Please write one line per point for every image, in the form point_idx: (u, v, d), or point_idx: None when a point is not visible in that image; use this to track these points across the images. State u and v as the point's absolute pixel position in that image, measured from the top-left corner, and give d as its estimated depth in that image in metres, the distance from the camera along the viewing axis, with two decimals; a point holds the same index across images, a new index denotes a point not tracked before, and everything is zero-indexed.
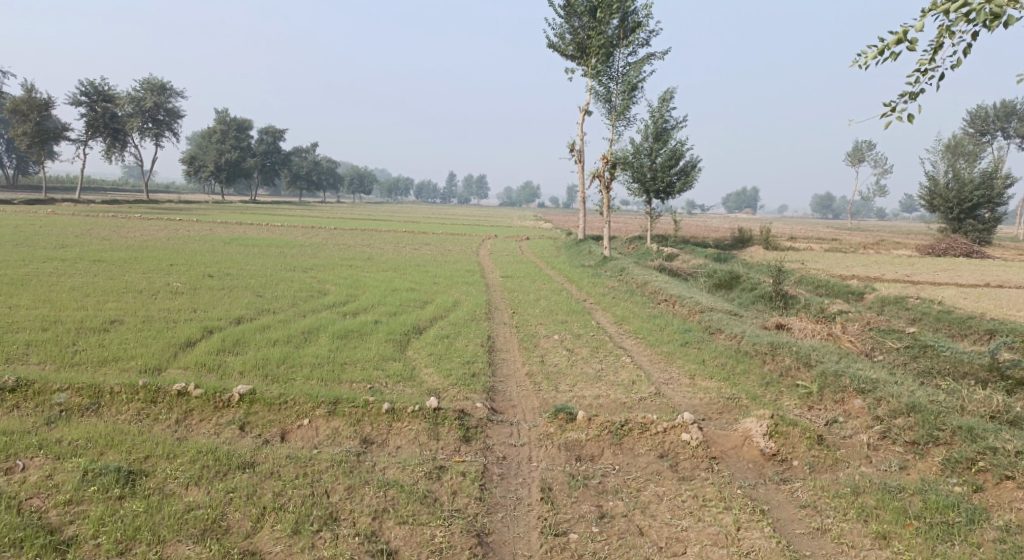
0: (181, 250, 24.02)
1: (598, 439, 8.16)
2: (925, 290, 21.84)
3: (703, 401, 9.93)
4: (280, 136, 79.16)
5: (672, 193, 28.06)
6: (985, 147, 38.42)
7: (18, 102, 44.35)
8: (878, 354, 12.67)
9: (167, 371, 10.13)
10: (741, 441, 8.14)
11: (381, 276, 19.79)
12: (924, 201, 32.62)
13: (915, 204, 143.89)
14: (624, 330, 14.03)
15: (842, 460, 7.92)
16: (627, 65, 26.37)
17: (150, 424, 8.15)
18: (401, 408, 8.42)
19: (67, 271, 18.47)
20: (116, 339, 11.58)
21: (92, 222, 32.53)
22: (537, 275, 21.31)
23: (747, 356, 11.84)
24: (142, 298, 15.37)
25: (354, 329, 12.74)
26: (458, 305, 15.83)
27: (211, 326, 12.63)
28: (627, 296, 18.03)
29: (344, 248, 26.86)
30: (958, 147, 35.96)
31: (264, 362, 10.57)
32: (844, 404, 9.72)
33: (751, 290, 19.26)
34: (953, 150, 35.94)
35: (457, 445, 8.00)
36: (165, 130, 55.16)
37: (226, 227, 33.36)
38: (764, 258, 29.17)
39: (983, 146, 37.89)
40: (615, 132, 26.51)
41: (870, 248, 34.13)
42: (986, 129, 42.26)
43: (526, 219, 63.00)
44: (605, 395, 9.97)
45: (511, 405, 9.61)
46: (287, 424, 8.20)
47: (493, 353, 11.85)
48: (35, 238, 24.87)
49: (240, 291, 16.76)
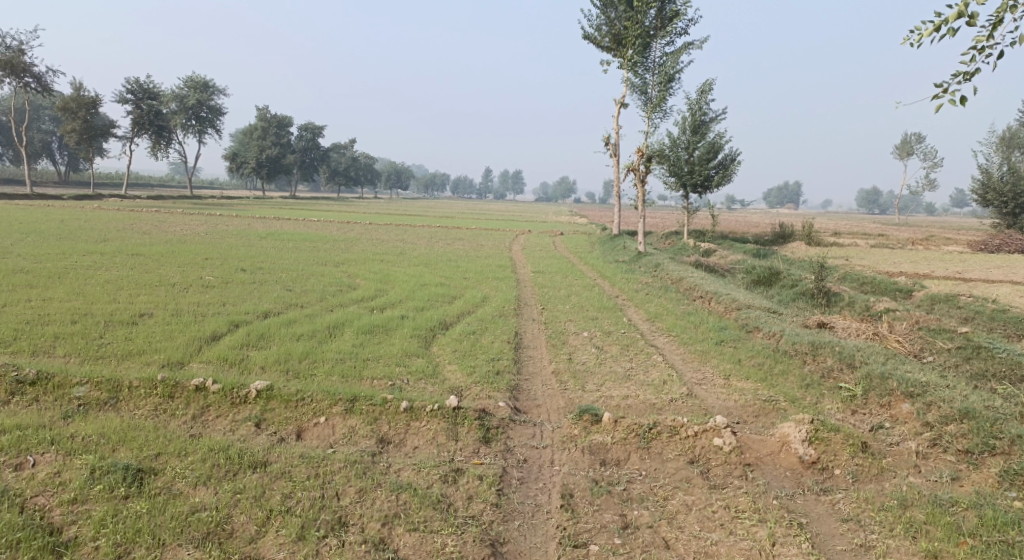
0: (218, 244, 24.16)
1: (624, 443, 7.76)
2: (977, 288, 20.90)
3: (738, 403, 9.46)
4: (319, 133, 79.72)
5: (709, 187, 27.36)
6: None
7: (68, 100, 45.17)
8: (927, 355, 12.03)
9: (189, 365, 10.00)
10: (778, 447, 7.67)
11: (412, 271, 19.59)
12: (976, 195, 31.35)
13: (966, 198, 139.15)
14: (657, 328, 13.57)
15: (887, 470, 7.40)
16: (664, 55, 25.72)
17: (166, 419, 7.98)
18: (420, 407, 8.12)
19: (104, 265, 18.61)
20: (142, 332, 11.52)
21: (134, 217, 33.02)
22: (570, 271, 20.92)
23: (786, 356, 11.31)
24: (172, 291, 15.37)
25: (380, 324, 12.51)
26: (488, 300, 15.53)
27: (237, 320, 12.51)
28: (661, 292, 17.51)
29: (378, 242, 26.76)
30: (1013, 138, 34.44)
31: (287, 357, 10.38)
32: (890, 408, 9.20)
33: (792, 287, 18.60)
34: (1007, 142, 34.44)
35: (476, 446, 7.69)
36: (208, 127, 55.90)
37: (264, 222, 33.58)
38: (807, 253, 28.31)
39: None
40: (652, 125, 25.89)
41: (919, 244, 32.93)
42: None
43: (562, 214, 62.49)
44: (634, 396, 9.56)
45: (535, 405, 9.27)
46: (304, 422, 7.97)
47: (519, 350, 11.51)
48: (78, 232, 25.25)
49: (270, 285, 16.68)
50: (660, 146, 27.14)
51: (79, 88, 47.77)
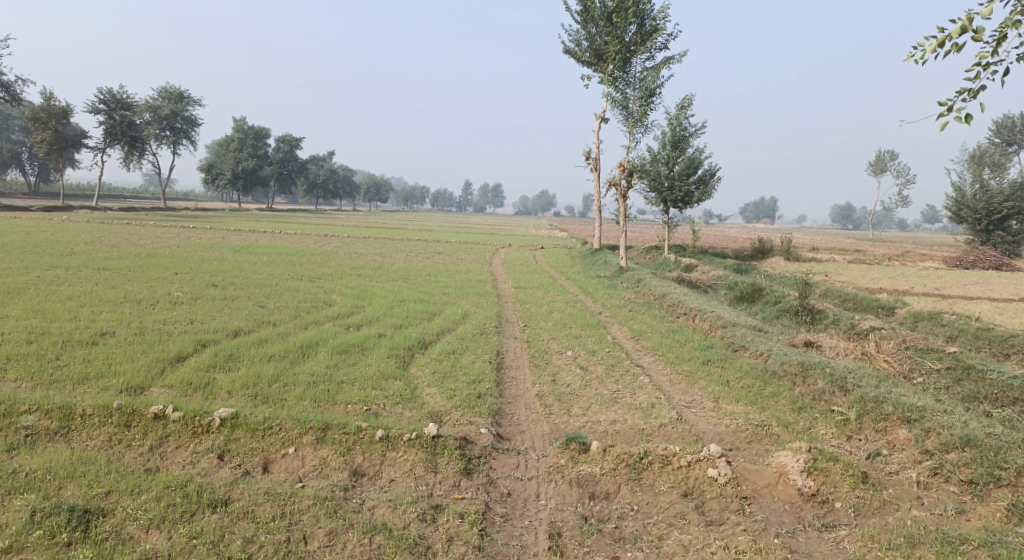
0: (189, 258, 23.44)
1: (614, 474, 7.33)
2: (957, 305, 20.81)
3: (730, 429, 9.06)
4: (296, 145, 78.90)
5: (690, 202, 27.15)
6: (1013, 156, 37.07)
7: (37, 110, 44.12)
8: (918, 376, 11.74)
9: (150, 391, 9.40)
10: (776, 478, 7.27)
11: (390, 286, 19.07)
12: (950, 212, 31.49)
13: (937, 214, 141.23)
14: (642, 346, 13.17)
15: (890, 503, 7.05)
16: (645, 70, 25.53)
17: (121, 451, 7.41)
18: (396, 435, 7.61)
19: (68, 280, 17.85)
20: (102, 353, 10.89)
21: (105, 230, 32.13)
22: (551, 286, 20.52)
23: (775, 377, 10.95)
24: (138, 308, 14.71)
25: (356, 343, 11.97)
26: (468, 317, 15.05)
27: (205, 339, 11.91)
28: (645, 308, 17.14)
29: (355, 257, 26.18)
30: (985, 155, 34.71)
31: (256, 380, 9.80)
32: (887, 434, 8.88)
33: (775, 303, 18.33)
34: (979, 159, 34.70)
35: (457, 479, 7.20)
36: (183, 138, 54.96)
37: (239, 235, 32.81)
38: (787, 269, 28.17)
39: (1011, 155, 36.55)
40: (633, 139, 25.64)
41: (895, 260, 33.01)
42: (1013, 138, 40.85)
43: (541, 228, 62.23)
44: (622, 421, 9.13)
45: (519, 431, 8.80)
46: (271, 453, 7.43)
47: (501, 371, 11.04)
48: (43, 245, 24.39)
49: (242, 301, 16.07)
50: (640, 160, 26.90)
51: (49, 98, 46.76)
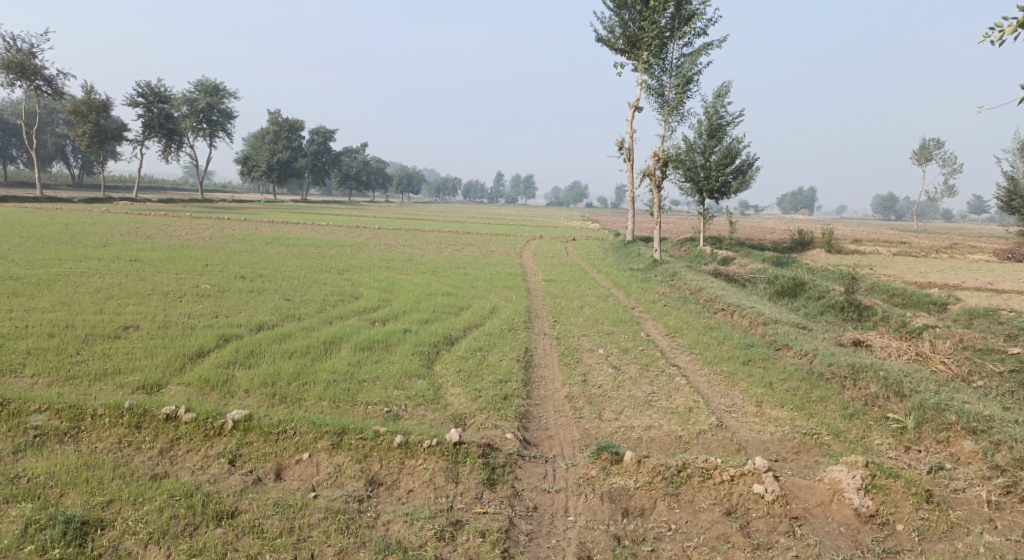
0: (220, 250, 23.30)
1: (650, 488, 6.76)
2: (1011, 300, 19.69)
3: (775, 437, 8.45)
4: (330, 136, 78.86)
5: (727, 193, 26.27)
6: None
7: (78, 103, 44.54)
8: (978, 379, 10.95)
9: (166, 388, 9.07)
10: (829, 496, 6.64)
11: (419, 279, 18.64)
12: (1001, 202, 30.00)
13: (984, 205, 137.08)
14: (678, 344, 12.52)
15: (959, 526, 6.40)
16: (682, 57, 24.68)
17: (129, 454, 7.02)
18: (416, 441, 7.15)
19: (99, 272, 17.75)
20: (122, 348, 10.60)
21: (141, 220, 32.27)
22: (583, 280, 19.91)
23: (822, 379, 10.25)
24: (164, 301, 14.47)
25: (380, 339, 11.53)
26: (497, 312, 14.55)
27: (227, 333, 11.57)
28: (681, 303, 16.44)
29: (385, 248, 25.84)
30: None
31: (275, 378, 9.41)
32: (950, 446, 8.19)
33: (819, 299, 17.49)
34: None
35: (479, 491, 6.71)
36: (219, 130, 55.26)
37: (272, 226, 32.72)
38: (829, 262, 27.17)
39: None
40: (669, 128, 24.80)
41: (943, 252, 31.70)
42: None
43: (574, 219, 61.25)
44: (658, 426, 8.56)
45: (547, 437, 8.29)
46: (285, 459, 7.01)
47: (529, 370, 10.52)
48: (79, 236, 24.49)
49: (269, 294, 15.76)
50: (676, 150, 26.09)
51: (89, 91, 47.30)
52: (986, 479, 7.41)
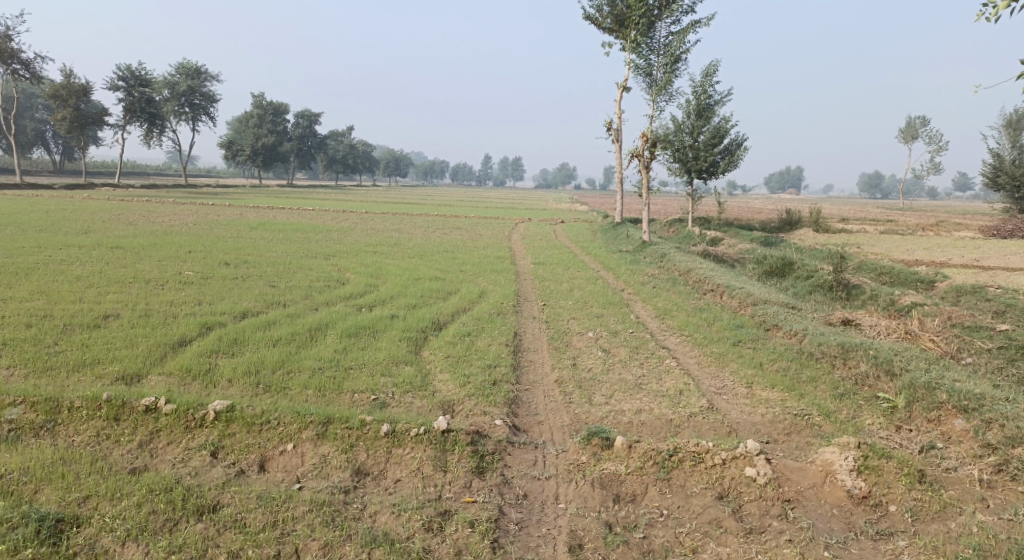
0: (205, 236, 22.98)
1: (641, 474, 6.68)
2: (998, 277, 19.73)
3: (766, 419, 8.38)
4: (315, 120, 78.02)
5: (715, 173, 26.13)
6: None
7: (58, 87, 43.71)
8: (967, 356, 10.94)
9: (148, 379, 8.88)
10: (822, 478, 6.58)
11: (406, 264, 18.44)
12: (987, 178, 30.05)
13: (969, 182, 137.82)
14: (667, 326, 12.43)
15: (952, 506, 6.34)
16: (670, 35, 24.42)
17: (108, 448, 6.84)
18: (403, 430, 7.02)
19: (79, 260, 17.43)
20: (102, 337, 10.37)
21: (123, 207, 31.78)
22: (572, 262, 19.77)
23: (813, 359, 10.20)
24: (146, 289, 14.20)
25: (366, 325, 11.35)
26: (485, 295, 14.40)
27: (211, 321, 11.36)
28: (670, 285, 16.33)
29: (372, 233, 25.59)
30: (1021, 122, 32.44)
31: (259, 367, 9.24)
32: (941, 424, 8.14)
33: (807, 278, 17.44)
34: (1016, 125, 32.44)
35: (468, 479, 6.60)
36: (202, 114, 54.50)
37: (256, 211, 32.32)
38: (817, 241, 27.16)
39: None
40: (656, 108, 24.59)
41: (929, 229, 31.82)
42: None
43: (562, 201, 60.96)
44: (648, 410, 8.47)
45: (537, 422, 8.18)
46: (268, 450, 6.86)
47: (518, 354, 10.39)
48: (60, 223, 24.08)
49: (253, 281, 15.53)
50: (664, 130, 25.88)
51: (68, 75, 46.47)
52: (978, 458, 7.36)
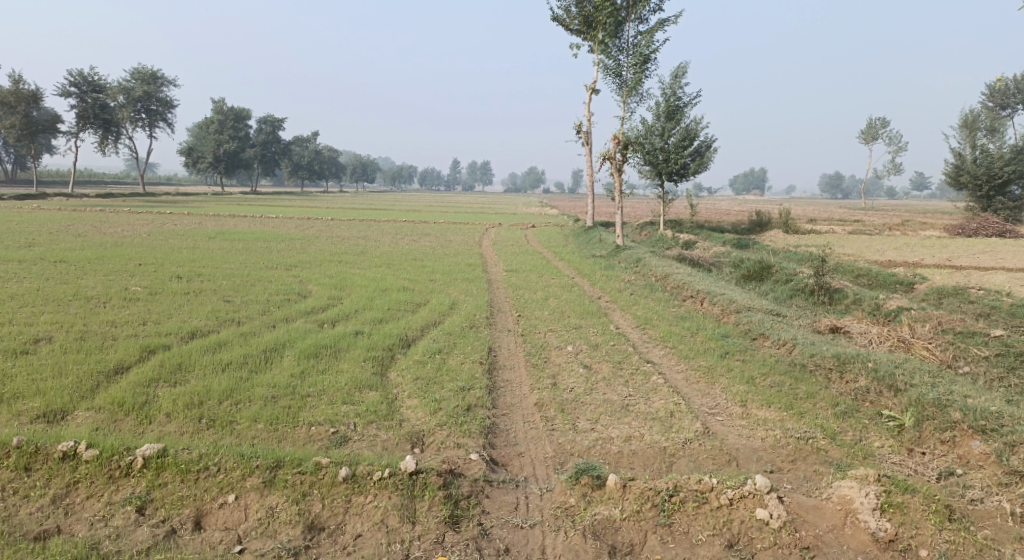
0: (158, 247, 21.69)
1: (639, 519, 5.96)
2: (973, 277, 19.39)
3: (767, 444, 7.62)
4: (278, 125, 76.31)
5: (686, 176, 25.51)
6: (1008, 121, 32.61)
7: (6, 93, 41.76)
8: (964, 366, 10.31)
9: (74, 416, 7.86)
10: (841, 519, 5.93)
11: (372, 273, 17.43)
12: (950, 178, 29.85)
13: (925, 182, 140.27)
14: (650, 337, 11.64)
15: (988, 550, 5.69)
16: (638, 35, 23.75)
17: (14, 506, 5.86)
18: (364, 474, 6.14)
19: (18, 277, 16.10)
20: (27, 366, 9.26)
21: (74, 217, 30.22)
22: (544, 268, 18.94)
23: (806, 372, 9.40)
24: (86, 307, 13.03)
25: (327, 344, 10.38)
26: (456, 307, 13.50)
27: (154, 344, 10.28)
28: (647, 292, 15.58)
29: (337, 241, 24.48)
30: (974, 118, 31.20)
31: (203, 397, 8.23)
32: (956, 447, 7.49)
33: (787, 283, 16.81)
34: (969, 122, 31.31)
35: (440, 533, 5.78)
36: (159, 121, 52.67)
37: (216, 220, 30.94)
38: (788, 243, 26.71)
39: (1005, 118, 32.53)
40: (627, 110, 23.90)
41: (896, 229, 31.58)
42: (1008, 102, 35.58)
43: (531, 205, 60.07)
44: (639, 437, 7.67)
45: (516, 454, 7.36)
46: (204, 504, 5.93)
47: (493, 373, 9.51)
48: (4, 236, 22.61)
49: (207, 296, 14.42)
50: (634, 133, 25.23)
51: (18, 81, 44.53)
52: (1004, 487, 6.74)
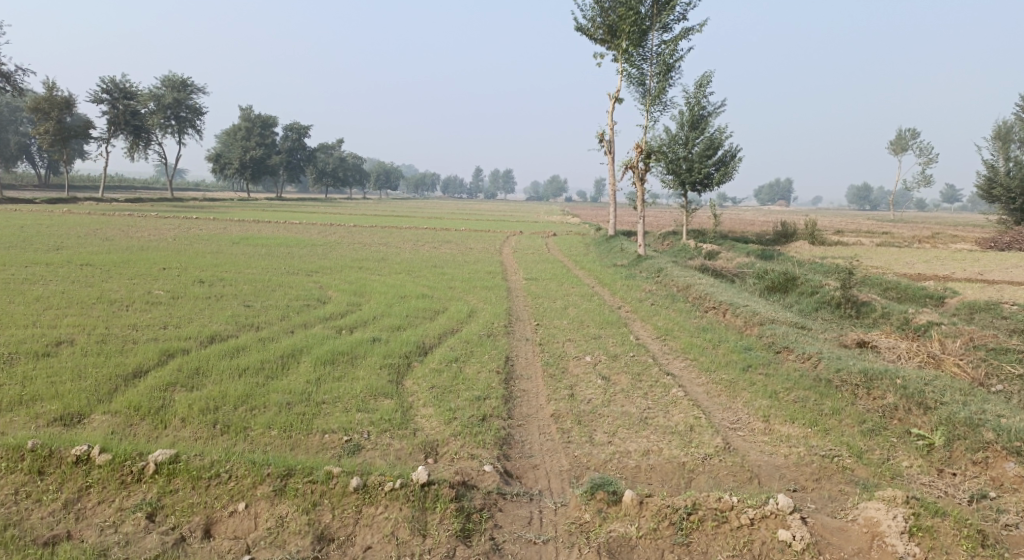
0: (183, 252, 21.84)
1: (656, 537, 5.80)
2: (1005, 291, 18.92)
3: (790, 461, 7.40)
4: (305, 133, 76.99)
5: (709, 186, 25.24)
6: None
7: (40, 100, 42.49)
8: (996, 383, 10.00)
9: (91, 419, 7.85)
10: (868, 542, 5.72)
11: (392, 280, 17.39)
12: (981, 190, 29.25)
13: (955, 194, 138.05)
14: (670, 349, 11.45)
15: None
16: (662, 43, 23.58)
17: (26, 510, 5.83)
18: (376, 484, 6.04)
19: (45, 279, 16.26)
20: (47, 368, 9.28)
21: (102, 221, 30.60)
22: (565, 277, 18.78)
23: (831, 387, 9.15)
24: (108, 310, 13.10)
25: (344, 351, 10.31)
26: (475, 315, 13.39)
27: (172, 348, 10.28)
28: (669, 302, 15.37)
29: (359, 247, 24.51)
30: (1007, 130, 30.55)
31: (218, 402, 8.19)
32: (989, 468, 7.22)
33: (812, 295, 16.50)
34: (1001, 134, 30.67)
35: (451, 547, 5.67)
36: (187, 127, 53.33)
37: (241, 225, 31.16)
38: (814, 255, 26.32)
39: None
40: (651, 118, 23.71)
41: (925, 241, 31.00)
42: None
43: (553, 214, 59.92)
44: (658, 451, 7.49)
45: (531, 467, 7.23)
46: (215, 511, 5.87)
47: (510, 383, 9.38)
48: (33, 239, 22.93)
49: (228, 301, 14.44)
50: (658, 142, 25.03)
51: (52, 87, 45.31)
52: None
